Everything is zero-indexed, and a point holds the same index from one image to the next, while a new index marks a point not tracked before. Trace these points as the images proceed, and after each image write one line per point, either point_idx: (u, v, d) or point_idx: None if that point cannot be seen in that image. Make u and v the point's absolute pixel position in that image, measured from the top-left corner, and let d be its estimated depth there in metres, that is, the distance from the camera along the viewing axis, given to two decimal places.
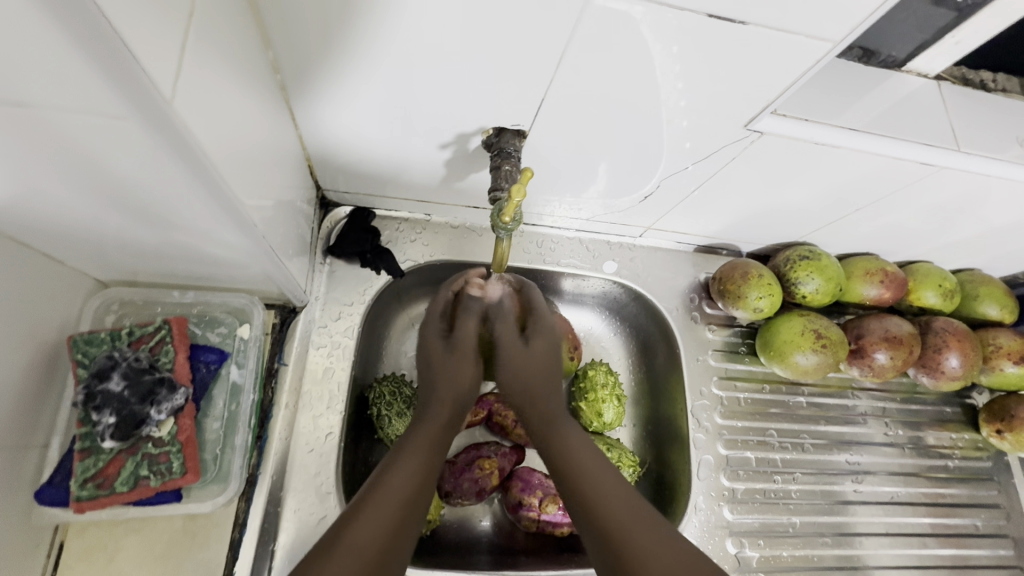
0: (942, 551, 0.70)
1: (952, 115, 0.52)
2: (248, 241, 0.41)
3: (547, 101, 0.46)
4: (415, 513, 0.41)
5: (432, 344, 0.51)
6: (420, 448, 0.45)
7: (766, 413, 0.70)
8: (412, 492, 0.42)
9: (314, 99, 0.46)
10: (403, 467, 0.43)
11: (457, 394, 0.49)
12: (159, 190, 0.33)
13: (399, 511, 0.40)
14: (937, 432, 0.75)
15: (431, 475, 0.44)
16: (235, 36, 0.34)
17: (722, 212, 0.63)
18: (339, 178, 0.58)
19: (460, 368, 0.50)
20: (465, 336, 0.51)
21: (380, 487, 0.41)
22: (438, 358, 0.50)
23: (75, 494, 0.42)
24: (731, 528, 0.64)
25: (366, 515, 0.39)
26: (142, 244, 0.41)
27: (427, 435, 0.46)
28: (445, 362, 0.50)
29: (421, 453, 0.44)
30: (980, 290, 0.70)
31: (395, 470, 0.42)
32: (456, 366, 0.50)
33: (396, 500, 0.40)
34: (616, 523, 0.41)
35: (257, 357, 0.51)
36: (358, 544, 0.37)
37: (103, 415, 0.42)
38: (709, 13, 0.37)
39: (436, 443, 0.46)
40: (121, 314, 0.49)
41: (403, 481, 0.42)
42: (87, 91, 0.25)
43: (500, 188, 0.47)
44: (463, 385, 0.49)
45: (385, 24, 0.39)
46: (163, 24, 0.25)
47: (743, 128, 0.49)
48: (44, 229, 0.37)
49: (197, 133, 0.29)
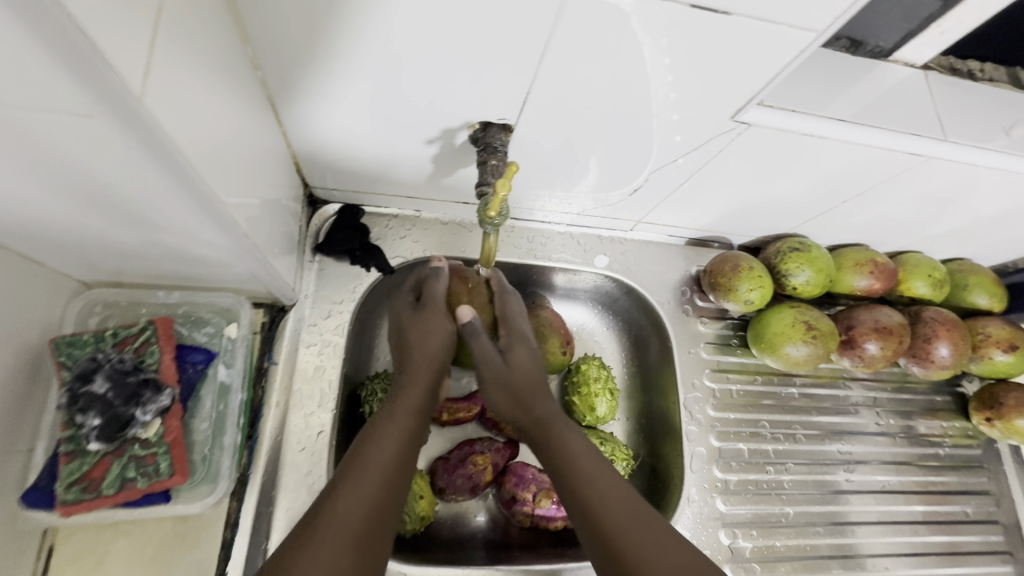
0: (934, 539, 0.71)
1: (939, 104, 0.52)
2: (231, 240, 0.41)
3: (532, 94, 0.46)
4: (400, 484, 0.42)
5: (403, 316, 0.51)
6: (404, 413, 0.45)
7: (759, 405, 0.70)
8: (393, 470, 0.42)
9: (298, 97, 0.46)
10: (385, 438, 0.43)
11: (432, 367, 0.48)
12: (136, 189, 0.33)
13: (386, 484, 0.41)
14: (928, 421, 0.76)
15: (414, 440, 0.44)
16: (210, 30, 0.34)
17: (713, 205, 0.63)
18: (327, 176, 0.58)
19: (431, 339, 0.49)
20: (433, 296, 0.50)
21: (362, 458, 0.42)
22: (411, 329, 0.50)
23: (60, 497, 0.42)
24: (724, 519, 0.64)
25: (349, 489, 0.39)
26: (123, 245, 0.41)
27: (409, 403, 0.46)
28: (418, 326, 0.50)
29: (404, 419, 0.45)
30: (970, 280, 0.71)
31: (376, 444, 0.42)
32: (426, 329, 0.49)
33: (380, 471, 0.41)
34: (607, 525, 0.42)
35: (245, 357, 0.51)
36: (343, 519, 0.38)
37: (88, 417, 0.42)
38: (693, 4, 0.37)
39: (417, 414, 0.46)
40: (105, 315, 0.49)
41: (387, 453, 0.42)
42: (54, 87, 0.24)
43: (487, 183, 0.47)
44: (435, 353, 0.49)
45: (368, 18, 0.38)
46: (130, 19, 0.25)
47: (730, 119, 0.48)
48: (23, 233, 0.37)
49: (170, 129, 0.29)
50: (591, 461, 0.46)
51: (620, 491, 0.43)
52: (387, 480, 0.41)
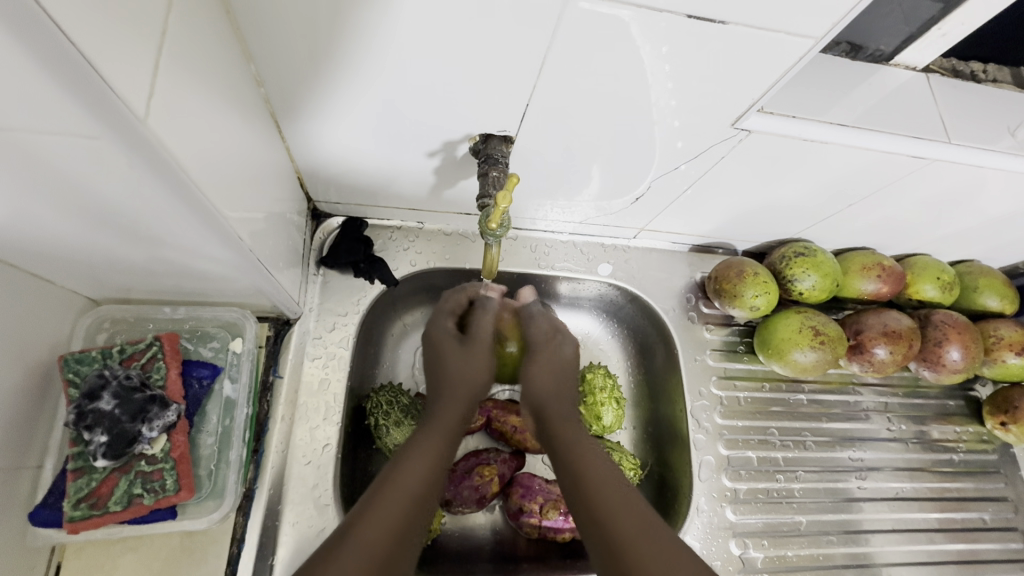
0: (951, 547, 0.69)
1: (941, 108, 0.52)
2: (235, 255, 0.41)
3: (532, 105, 0.46)
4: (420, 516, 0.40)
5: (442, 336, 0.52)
6: (433, 438, 0.45)
7: (767, 412, 0.69)
8: (421, 491, 0.41)
9: (302, 113, 0.46)
10: (416, 460, 0.43)
11: (467, 388, 0.49)
12: (142, 208, 0.33)
13: (409, 507, 0.40)
14: (941, 426, 0.74)
15: (442, 469, 0.44)
16: (214, 51, 0.34)
17: (715, 212, 0.63)
18: (330, 190, 0.58)
19: (469, 356, 0.51)
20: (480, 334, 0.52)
21: (394, 482, 0.41)
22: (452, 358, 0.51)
23: (68, 515, 0.42)
24: (734, 529, 0.63)
25: (375, 513, 0.39)
26: (130, 262, 0.41)
27: (444, 422, 0.47)
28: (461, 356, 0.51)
29: (435, 442, 0.45)
30: (980, 282, 0.70)
31: (408, 467, 0.42)
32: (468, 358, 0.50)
33: (412, 492, 0.40)
34: (611, 520, 0.40)
35: (250, 371, 0.51)
36: (371, 538, 0.37)
37: (95, 434, 0.42)
38: (690, 14, 0.37)
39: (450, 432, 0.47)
40: (113, 332, 0.49)
41: (415, 475, 0.41)
42: (58, 113, 0.25)
43: (488, 195, 0.47)
44: (474, 377, 0.50)
45: (367, 34, 0.39)
46: (135, 43, 0.25)
47: (731, 126, 0.48)
48: (31, 251, 0.37)
49: (175, 149, 0.29)
50: (602, 469, 0.44)
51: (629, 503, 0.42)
52: (414, 507, 0.40)
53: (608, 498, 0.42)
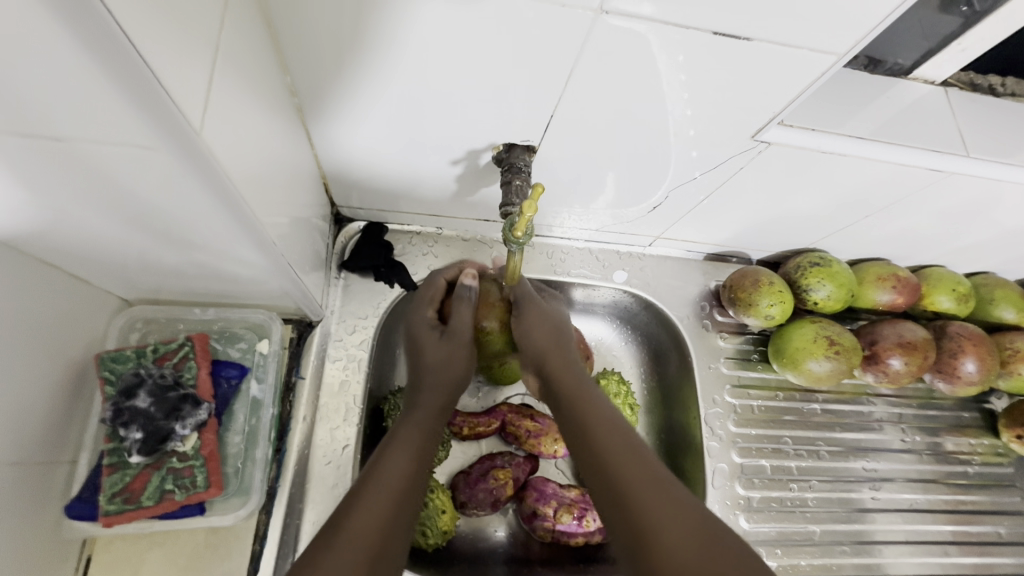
0: (964, 559, 0.69)
1: (959, 121, 0.53)
2: (267, 260, 0.43)
3: (556, 116, 0.47)
4: (411, 503, 0.41)
5: (421, 333, 0.49)
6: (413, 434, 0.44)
7: (781, 421, 0.70)
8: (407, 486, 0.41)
9: (329, 120, 0.48)
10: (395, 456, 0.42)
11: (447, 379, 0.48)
12: (187, 214, 0.34)
13: (398, 501, 0.39)
14: (956, 439, 0.74)
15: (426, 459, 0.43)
16: (255, 63, 0.36)
17: (732, 221, 0.64)
18: (352, 195, 0.60)
19: (450, 350, 0.48)
20: (460, 325, 0.48)
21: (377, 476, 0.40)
22: (432, 348, 0.48)
23: (103, 508, 0.43)
24: (747, 537, 0.63)
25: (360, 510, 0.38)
26: (167, 264, 0.43)
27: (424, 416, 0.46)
28: (440, 350, 0.48)
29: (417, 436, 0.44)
30: (996, 294, 0.70)
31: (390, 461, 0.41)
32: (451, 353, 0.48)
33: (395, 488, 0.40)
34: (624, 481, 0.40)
35: (276, 371, 0.53)
36: (359, 538, 0.37)
37: (130, 431, 0.44)
38: (715, 30, 0.38)
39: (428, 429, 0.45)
40: (145, 331, 0.51)
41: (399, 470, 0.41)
42: (122, 125, 0.26)
43: (511, 203, 0.48)
44: (454, 371, 0.48)
45: (398, 45, 0.40)
46: (193, 57, 0.27)
47: (750, 138, 0.49)
48: (74, 252, 0.39)
49: (223, 160, 0.31)
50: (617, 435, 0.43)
51: (645, 467, 0.40)
52: (400, 501, 0.40)
53: (611, 449, 0.42)
